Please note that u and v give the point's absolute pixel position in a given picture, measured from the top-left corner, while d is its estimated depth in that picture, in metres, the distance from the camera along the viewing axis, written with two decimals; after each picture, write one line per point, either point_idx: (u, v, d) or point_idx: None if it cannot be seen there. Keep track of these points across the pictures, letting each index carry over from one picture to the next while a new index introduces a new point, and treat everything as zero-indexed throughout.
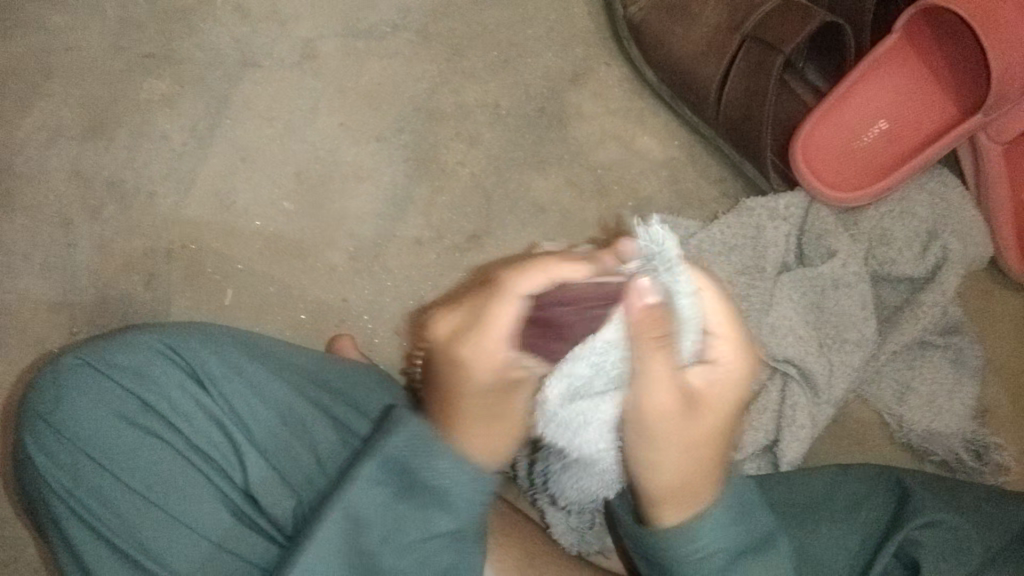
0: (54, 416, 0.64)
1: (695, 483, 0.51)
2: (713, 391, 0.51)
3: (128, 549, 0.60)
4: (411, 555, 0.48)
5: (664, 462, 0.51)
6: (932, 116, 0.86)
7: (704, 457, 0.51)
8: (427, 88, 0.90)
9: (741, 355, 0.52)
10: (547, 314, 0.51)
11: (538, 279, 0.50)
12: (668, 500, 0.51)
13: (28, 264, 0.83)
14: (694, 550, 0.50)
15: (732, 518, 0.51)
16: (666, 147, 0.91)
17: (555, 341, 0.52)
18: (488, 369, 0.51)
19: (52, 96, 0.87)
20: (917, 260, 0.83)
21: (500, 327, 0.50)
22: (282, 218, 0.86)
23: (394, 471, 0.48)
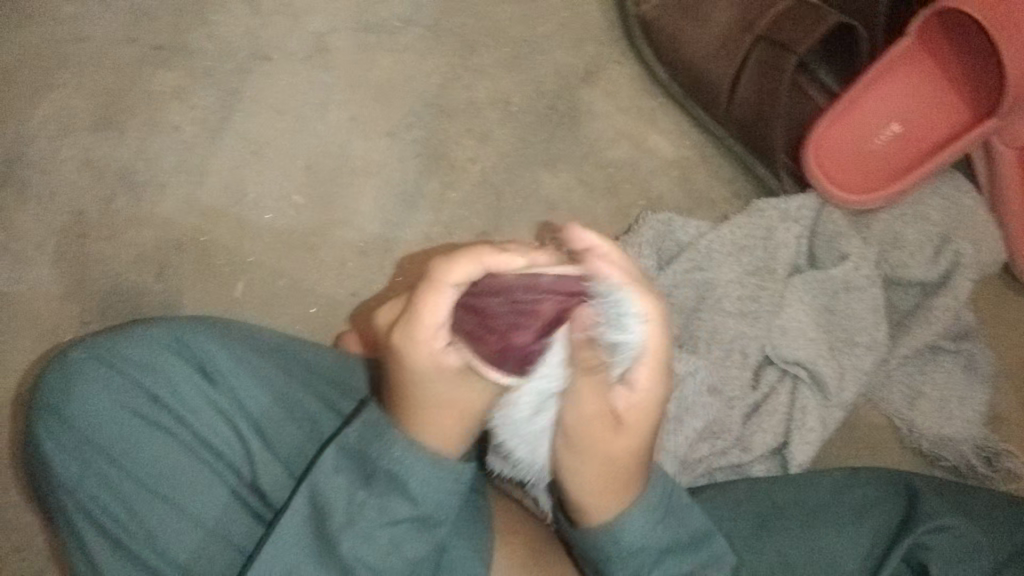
0: (63, 409, 0.64)
1: (615, 487, 0.56)
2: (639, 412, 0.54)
3: (131, 541, 0.60)
4: (375, 541, 0.52)
5: (588, 470, 0.56)
6: (945, 120, 0.86)
7: (626, 467, 0.56)
8: (438, 83, 0.89)
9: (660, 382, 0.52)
10: (477, 303, 0.51)
11: (469, 268, 0.51)
12: (591, 502, 0.57)
13: (37, 254, 0.83)
14: (619, 550, 0.56)
15: (654, 520, 0.57)
16: (678, 147, 0.90)
17: (484, 334, 0.50)
18: (425, 355, 0.52)
19: (64, 86, 0.86)
20: (930, 264, 0.83)
21: (434, 316, 0.51)
22: (293, 212, 0.86)
23: (352, 460, 0.54)
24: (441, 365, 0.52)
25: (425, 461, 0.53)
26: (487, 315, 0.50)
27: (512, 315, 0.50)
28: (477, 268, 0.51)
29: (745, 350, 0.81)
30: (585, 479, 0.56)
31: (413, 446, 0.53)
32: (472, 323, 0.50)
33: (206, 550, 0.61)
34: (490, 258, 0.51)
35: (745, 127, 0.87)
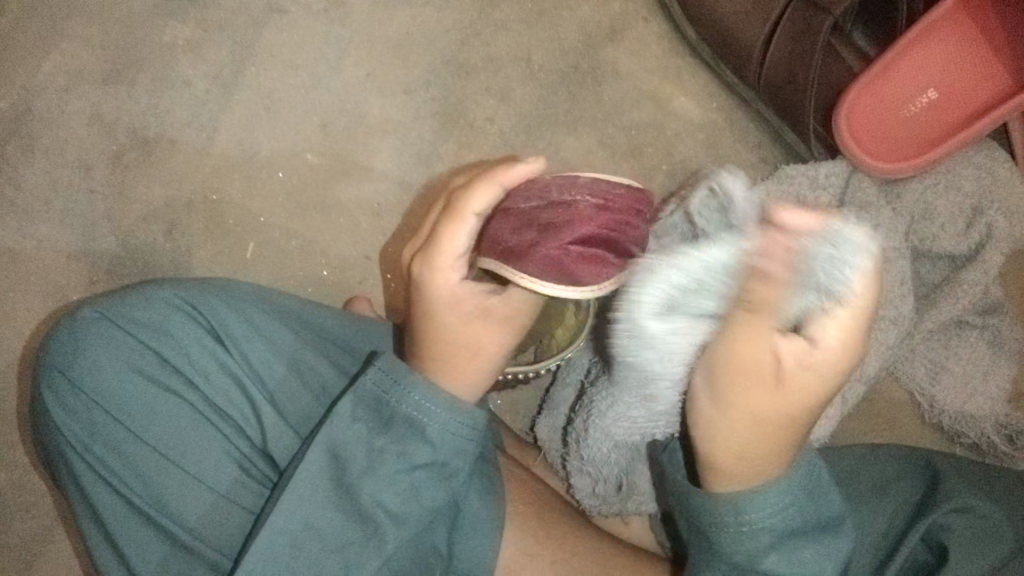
0: (71, 370, 0.63)
1: (763, 452, 0.51)
2: (800, 373, 0.49)
3: (141, 503, 0.60)
4: (396, 486, 0.55)
5: (742, 425, 0.51)
6: (976, 91, 0.82)
7: (772, 432, 0.51)
8: (457, 39, 0.86)
9: (852, 344, 0.49)
10: (507, 212, 0.57)
11: (488, 193, 0.55)
12: (730, 470, 0.52)
13: (48, 210, 0.82)
14: (738, 522, 0.51)
15: (792, 499, 0.51)
16: (703, 109, 0.88)
17: (515, 240, 0.56)
18: (444, 286, 0.56)
19: (73, 37, 0.84)
20: (960, 237, 0.81)
21: (452, 245, 0.56)
22: (306, 171, 0.84)
23: (370, 408, 0.55)
24: (456, 297, 0.57)
25: (443, 405, 0.55)
26: (520, 220, 0.57)
27: (550, 214, 0.57)
28: (496, 186, 0.55)
29: None
30: (742, 437, 0.51)
31: (433, 392, 0.55)
32: (503, 227, 0.57)
33: (219, 516, 0.60)
34: (511, 172, 0.56)
35: (778, 92, 0.84)
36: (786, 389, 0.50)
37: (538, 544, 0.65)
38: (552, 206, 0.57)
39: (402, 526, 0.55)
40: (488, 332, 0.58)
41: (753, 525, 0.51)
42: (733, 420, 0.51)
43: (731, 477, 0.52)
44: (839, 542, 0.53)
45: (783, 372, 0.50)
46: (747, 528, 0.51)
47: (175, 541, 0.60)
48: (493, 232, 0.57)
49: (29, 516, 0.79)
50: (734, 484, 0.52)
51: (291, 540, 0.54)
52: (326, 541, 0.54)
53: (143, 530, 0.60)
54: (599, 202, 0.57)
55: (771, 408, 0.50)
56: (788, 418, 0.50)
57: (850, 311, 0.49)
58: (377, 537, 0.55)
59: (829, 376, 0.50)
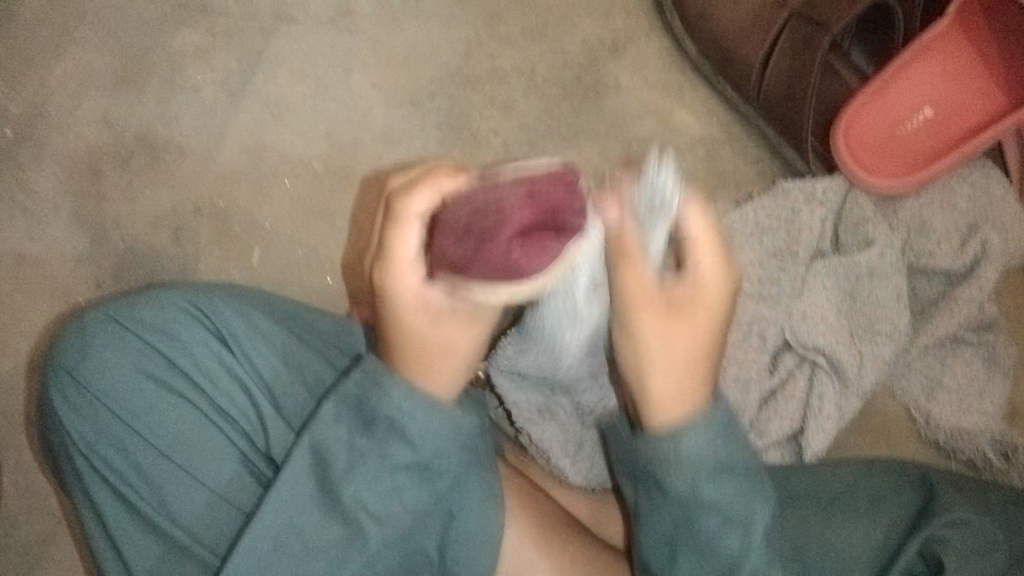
0: (77, 370, 0.64)
1: (690, 384, 0.56)
2: (695, 299, 0.56)
3: (141, 503, 0.61)
4: (378, 486, 0.55)
5: (670, 352, 0.56)
6: (970, 109, 0.84)
7: (694, 358, 0.57)
8: (462, 51, 0.88)
9: (724, 269, 0.56)
10: (439, 228, 0.51)
11: (428, 197, 0.54)
12: (663, 400, 0.56)
13: (56, 213, 0.83)
14: (673, 453, 0.54)
15: (720, 436, 0.55)
16: (704, 124, 0.89)
17: (456, 257, 0.50)
18: (405, 286, 0.55)
19: (84, 44, 0.85)
20: (957, 254, 0.82)
21: (405, 252, 0.54)
22: (312, 178, 0.85)
23: (353, 408, 0.56)
24: (422, 300, 0.56)
25: (422, 406, 0.55)
26: (455, 238, 0.50)
27: (478, 222, 0.48)
28: (438, 194, 0.53)
29: (764, 333, 0.82)
30: (664, 370, 0.56)
31: (415, 395, 0.55)
32: (450, 242, 0.50)
33: (215, 516, 0.61)
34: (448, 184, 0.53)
35: (778, 107, 0.86)
36: (672, 321, 0.56)
37: (537, 548, 0.66)
38: (468, 213, 0.49)
39: (384, 525, 0.55)
40: (458, 327, 0.57)
41: (688, 457, 0.54)
42: (635, 354, 0.57)
43: (671, 412, 0.56)
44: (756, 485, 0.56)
45: (662, 300, 0.56)
46: (687, 458, 0.54)
47: (172, 540, 0.60)
48: (434, 258, 0.52)
49: (33, 517, 0.80)
50: (669, 420, 0.56)
51: (274, 538, 0.55)
52: (308, 540, 0.55)
53: (142, 528, 0.60)
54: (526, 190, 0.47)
55: (669, 336, 0.56)
56: (689, 338, 0.57)
57: (708, 244, 0.56)
58: (359, 535, 0.55)
59: (708, 298, 0.56)
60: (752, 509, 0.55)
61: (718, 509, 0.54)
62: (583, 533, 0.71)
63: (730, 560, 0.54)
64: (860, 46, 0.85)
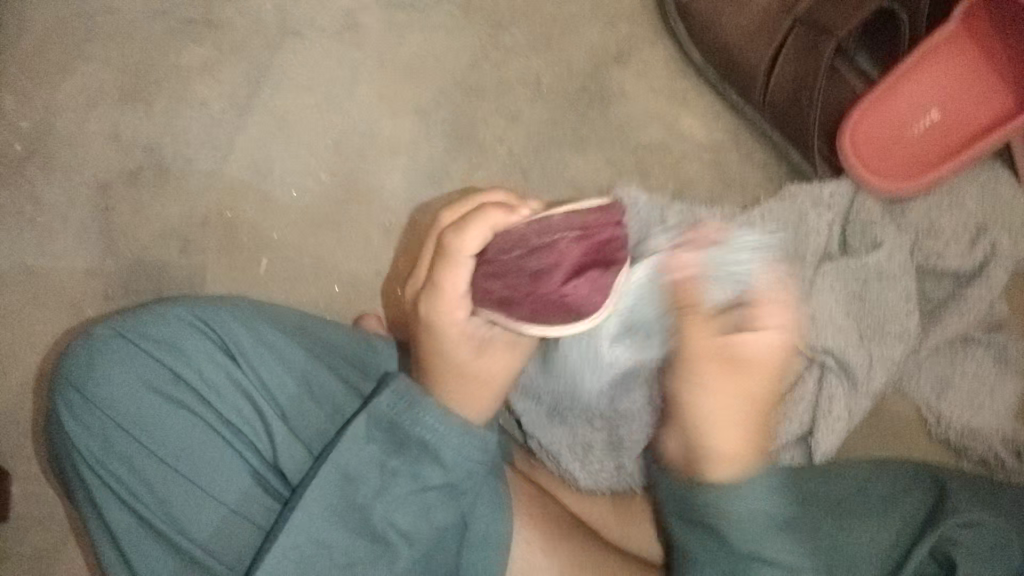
0: (85, 384, 0.64)
1: (746, 442, 0.59)
2: (757, 358, 0.60)
3: (153, 517, 0.61)
4: (407, 506, 0.57)
5: (732, 406, 0.60)
6: (977, 112, 0.84)
7: (750, 417, 0.60)
8: (467, 61, 0.88)
9: (792, 332, 0.60)
10: (489, 263, 0.58)
11: (480, 232, 0.58)
12: (722, 454, 0.59)
13: (65, 227, 0.83)
14: (737, 510, 0.58)
15: (772, 492, 0.59)
16: (709, 130, 0.89)
17: (506, 293, 0.57)
18: (452, 321, 0.61)
19: (92, 59, 0.86)
20: (965, 255, 0.81)
21: (455, 290, 0.60)
22: (320, 188, 0.85)
23: (385, 430, 0.58)
24: (466, 333, 0.62)
25: (455, 429, 0.58)
26: (507, 274, 0.57)
27: (534, 265, 0.55)
28: (488, 231, 0.58)
29: None
30: (724, 424, 0.60)
31: (446, 418, 0.58)
32: (494, 279, 0.58)
33: (230, 530, 0.61)
34: (497, 220, 0.58)
35: (783, 112, 0.86)
36: (739, 375, 0.60)
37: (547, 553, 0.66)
38: (524, 252, 0.56)
39: (411, 544, 0.57)
40: (493, 359, 0.63)
41: (744, 515, 0.58)
42: (699, 409, 0.60)
43: (730, 468, 0.59)
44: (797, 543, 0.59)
45: (732, 355, 0.60)
46: (739, 517, 0.58)
47: (190, 557, 0.61)
48: (483, 290, 0.59)
49: (40, 529, 0.80)
50: (728, 475, 0.59)
51: (300, 556, 0.55)
52: (335, 556, 0.56)
53: (156, 543, 0.61)
54: (580, 232, 0.54)
55: (734, 391, 0.60)
56: (752, 394, 0.60)
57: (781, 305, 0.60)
58: (388, 554, 0.57)
59: (774, 360, 0.60)
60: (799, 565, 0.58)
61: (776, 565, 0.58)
62: (594, 538, 0.70)
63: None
64: (866, 52, 0.87)
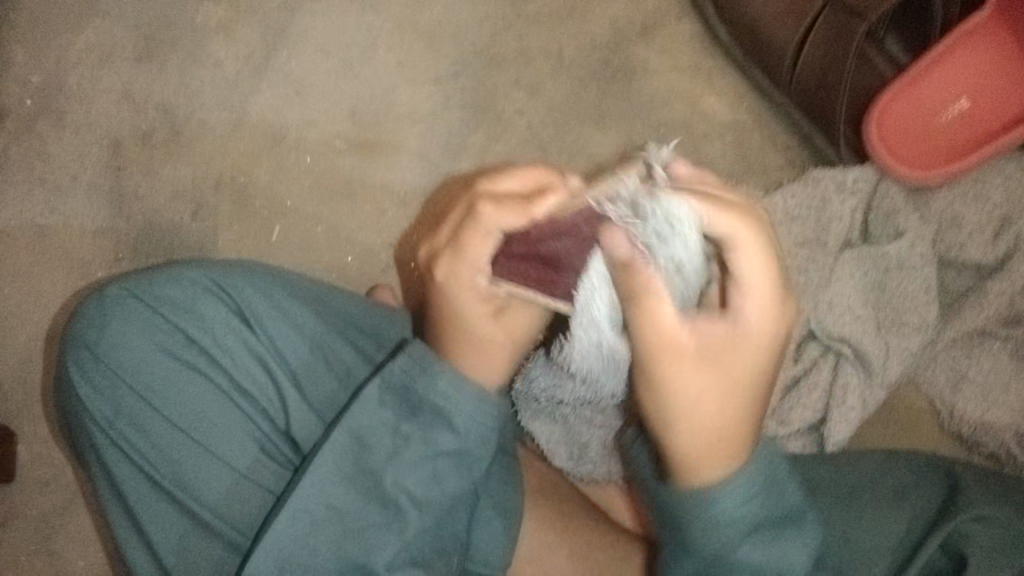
0: (97, 345, 0.63)
1: (727, 447, 0.54)
2: (725, 349, 0.54)
3: (163, 480, 0.60)
4: (419, 472, 0.55)
5: (704, 403, 0.54)
6: (1016, 92, 0.80)
7: (726, 414, 0.54)
8: (488, 31, 0.86)
9: (762, 312, 0.53)
10: (529, 244, 0.56)
11: (517, 215, 0.56)
12: (700, 456, 0.54)
13: (76, 186, 0.82)
14: (713, 512, 0.52)
15: (760, 487, 0.53)
16: (732, 110, 0.88)
17: (549, 275, 0.56)
18: (476, 293, 0.60)
19: (106, 15, 0.84)
20: (988, 247, 0.80)
21: (477, 257, 0.59)
22: (335, 155, 0.84)
23: (398, 394, 0.56)
24: (486, 298, 0.60)
25: (469, 395, 0.56)
26: (555, 256, 0.55)
27: (579, 251, 0.54)
28: (525, 215, 0.56)
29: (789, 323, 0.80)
30: (696, 421, 0.54)
31: (459, 381, 0.56)
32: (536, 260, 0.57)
33: (239, 494, 0.60)
34: (536, 207, 0.56)
35: (811, 96, 0.84)
36: (703, 369, 0.54)
37: (559, 533, 0.66)
38: (568, 239, 0.54)
39: (424, 511, 0.55)
40: (509, 325, 0.62)
41: (725, 518, 0.52)
42: (664, 407, 0.55)
43: (707, 471, 0.54)
44: (800, 542, 0.54)
45: (687, 348, 0.53)
46: (723, 516, 0.52)
47: (197, 520, 0.60)
48: (515, 265, 0.58)
49: (46, 490, 0.79)
50: (708, 476, 0.54)
51: (310, 521, 0.54)
52: (348, 521, 0.54)
53: (165, 505, 0.60)
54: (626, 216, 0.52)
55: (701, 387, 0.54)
56: (723, 390, 0.54)
57: (753, 279, 0.52)
58: (398, 521, 0.55)
59: (737, 347, 0.54)
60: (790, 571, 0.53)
61: (749, 567, 0.52)
62: (600, 521, 0.70)
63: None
64: (896, 38, 0.82)
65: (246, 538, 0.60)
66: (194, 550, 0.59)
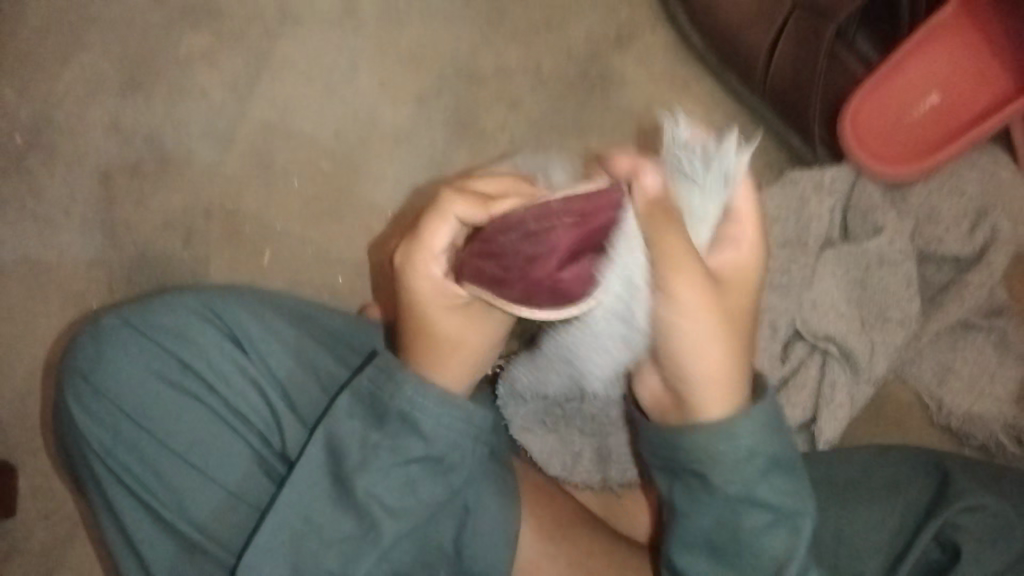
0: (93, 376, 0.64)
1: (733, 385, 0.57)
2: (726, 274, 0.59)
3: (154, 503, 0.62)
4: (391, 479, 0.56)
5: (716, 335, 0.56)
6: (982, 88, 0.83)
7: (730, 346, 0.57)
8: (467, 49, 0.88)
9: (758, 244, 0.59)
10: (486, 241, 0.54)
11: (471, 210, 0.56)
12: (708, 393, 0.57)
13: (68, 219, 0.83)
14: (733, 453, 0.56)
15: (766, 430, 0.56)
16: (710, 116, 0.89)
17: (501, 271, 0.53)
18: (427, 285, 0.59)
19: (90, 48, 0.85)
20: (966, 240, 0.81)
21: (435, 242, 0.58)
22: (322, 178, 0.85)
23: (366, 405, 0.57)
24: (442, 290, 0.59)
25: (434, 400, 0.56)
26: (502, 255, 0.53)
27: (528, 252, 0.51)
28: (482, 212, 0.56)
29: (776, 323, 0.81)
30: (709, 357, 0.56)
31: (425, 387, 0.56)
32: (490, 262, 0.54)
33: (226, 511, 0.62)
34: (495, 205, 0.55)
35: (786, 98, 0.85)
36: (720, 304, 0.56)
37: (553, 541, 0.67)
38: (518, 234, 0.52)
39: (397, 519, 0.56)
40: (471, 322, 0.60)
41: (744, 455, 0.56)
42: (678, 353, 0.56)
43: (713, 406, 0.57)
44: (803, 485, 0.58)
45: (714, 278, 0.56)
46: (744, 454, 0.56)
47: (189, 541, 0.61)
48: (475, 264, 0.55)
49: (49, 522, 0.80)
50: (718, 412, 0.57)
51: (291, 534, 0.56)
52: (325, 534, 0.56)
53: (157, 530, 0.62)
54: (576, 217, 0.51)
55: (715, 318, 0.56)
56: (728, 327, 0.57)
57: (747, 217, 0.59)
58: (372, 531, 0.56)
59: (742, 278, 0.59)
60: (801, 509, 0.58)
61: (768, 507, 0.57)
62: (594, 526, 0.70)
63: (778, 560, 0.57)
64: (865, 34, 0.84)
65: (230, 554, 0.61)
66: (185, 571, 0.61)
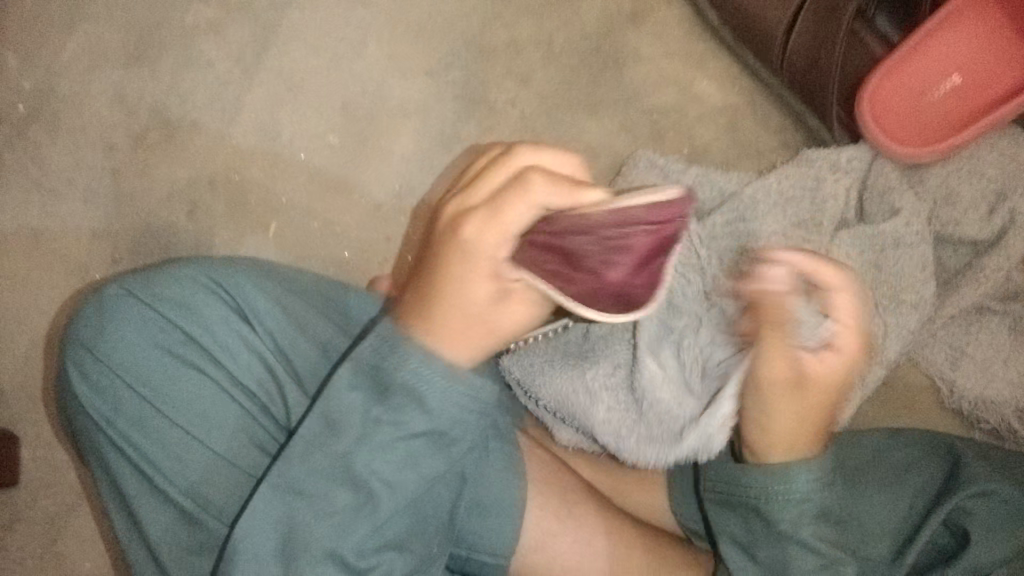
0: (96, 345, 0.63)
1: (801, 441, 0.60)
2: (822, 373, 0.59)
3: (151, 473, 0.61)
4: (390, 455, 0.54)
5: (786, 405, 0.59)
6: (1008, 64, 0.80)
7: (808, 418, 0.59)
8: (478, 22, 0.86)
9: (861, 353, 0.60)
10: (553, 233, 0.51)
11: (555, 198, 0.51)
12: (765, 439, 0.61)
13: (71, 189, 0.82)
14: (785, 489, 0.59)
15: (823, 482, 0.59)
16: (725, 93, 0.87)
17: (566, 269, 0.51)
18: (484, 262, 0.53)
19: (94, 19, 0.84)
20: (984, 223, 0.80)
21: (513, 225, 0.52)
22: (329, 151, 0.84)
23: (368, 373, 0.54)
24: (496, 275, 0.54)
25: (439, 372, 0.53)
26: (572, 252, 0.50)
27: (604, 254, 0.50)
28: (570, 200, 0.51)
29: None
30: (777, 419, 0.60)
31: (433, 360, 0.53)
32: (548, 255, 0.52)
33: (219, 479, 0.61)
34: (583, 195, 0.50)
35: (803, 75, 0.84)
36: (805, 391, 0.59)
37: (559, 519, 0.66)
38: (596, 239, 0.49)
39: (395, 493, 0.55)
40: (512, 310, 0.56)
41: (796, 497, 0.59)
42: (754, 413, 0.61)
43: (767, 452, 0.61)
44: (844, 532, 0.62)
45: (806, 377, 0.59)
46: (799, 496, 0.59)
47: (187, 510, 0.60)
48: (536, 253, 0.52)
49: (50, 492, 0.80)
50: (775, 456, 0.60)
51: (288, 508, 0.54)
52: (319, 507, 0.54)
53: (156, 498, 0.61)
54: (657, 229, 0.49)
55: (790, 395, 0.59)
56: (809, 411, 0.59)
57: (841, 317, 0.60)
58: (369, 503, 0.55)
59: (840, 378, 0.59)
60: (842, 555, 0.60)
61: (812, 550, 0.59)
62: (601, 505, 0.69)
63: None
64: (885, 15, 0.82)
65: (224, 523, 0.60)
66: (181, 538, 0.60)
